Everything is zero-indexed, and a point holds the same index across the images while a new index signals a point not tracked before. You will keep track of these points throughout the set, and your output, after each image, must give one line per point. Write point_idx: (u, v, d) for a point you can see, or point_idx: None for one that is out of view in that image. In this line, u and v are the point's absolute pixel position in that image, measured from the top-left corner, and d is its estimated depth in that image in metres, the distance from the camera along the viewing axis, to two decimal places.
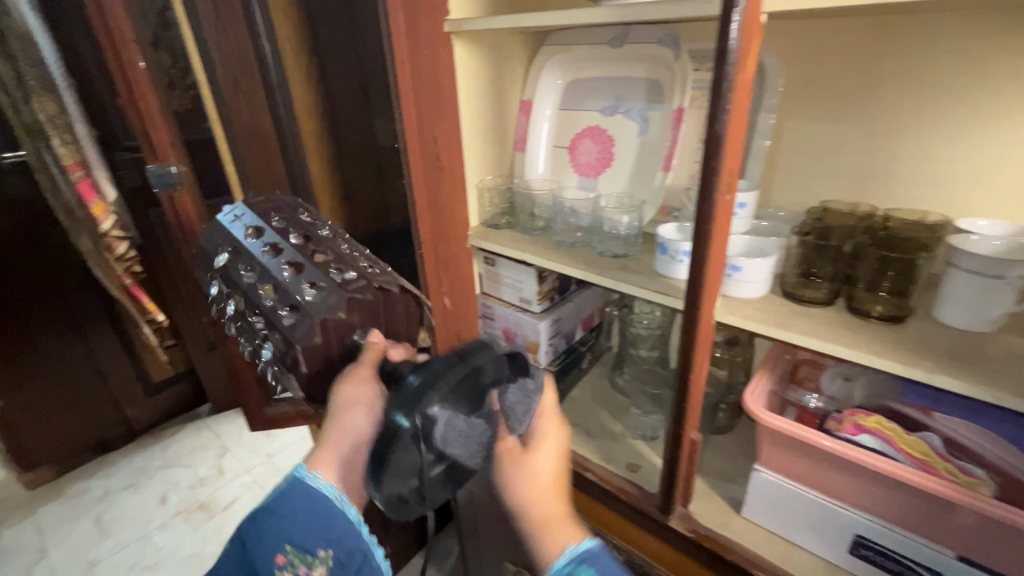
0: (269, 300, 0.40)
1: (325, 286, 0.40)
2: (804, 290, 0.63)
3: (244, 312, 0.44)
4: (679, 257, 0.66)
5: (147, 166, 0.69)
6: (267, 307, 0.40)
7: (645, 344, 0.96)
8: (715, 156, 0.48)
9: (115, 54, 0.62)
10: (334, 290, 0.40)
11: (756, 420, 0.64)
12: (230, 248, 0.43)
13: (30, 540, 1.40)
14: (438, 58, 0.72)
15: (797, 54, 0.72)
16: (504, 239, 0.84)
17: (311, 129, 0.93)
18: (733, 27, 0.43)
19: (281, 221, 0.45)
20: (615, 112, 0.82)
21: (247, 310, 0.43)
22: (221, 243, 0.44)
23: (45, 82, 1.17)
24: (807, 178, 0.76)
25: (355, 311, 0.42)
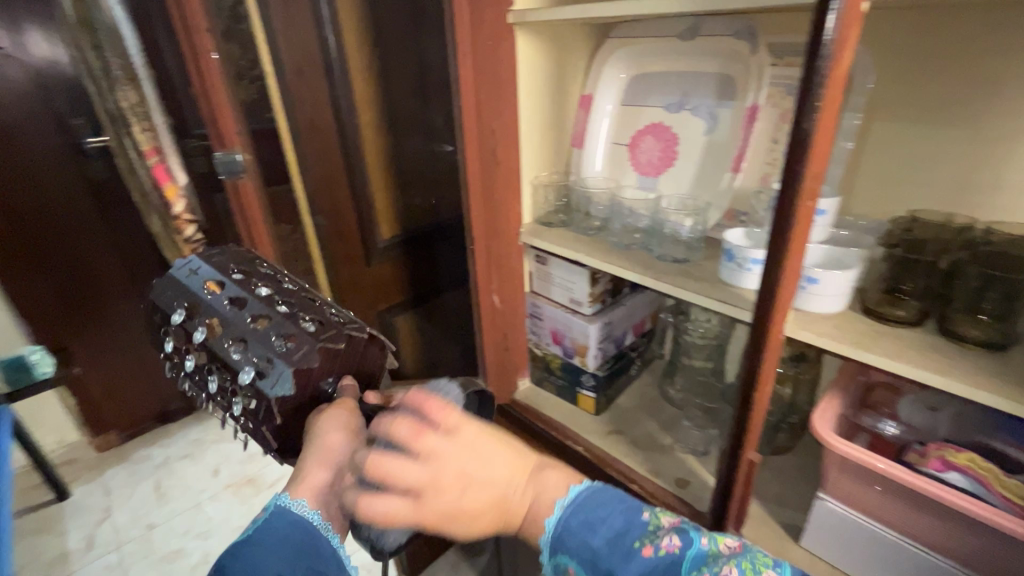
0: (242, 357, 0.41)
1: (300, 336, 0.40)
2: (892, 308, 0.57)
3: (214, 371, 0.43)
4: (747, 266, 0.62)
5: (214, 153, 0.71)
6: (241, 362, 0.40)
7: (700, 354, 0.90)
8: (800, 158, 0.44)
9: (189, 44, 0.64)
10: (307, 339, 0.40)
11: (824, 444, 0.59)
12: (201, 316, 0.44)
13: (96, 500, 1.49)
14: (500, 51, 0.70)
15: (889, 49, 0.66)
16: (557, 237, 0.81)
17: (370, 121, 0.94)
18: (830, 16, 0.39)
19: (244, 280, 0.47)
20: (681, 109, 0.78)
21: (219, 371, 0.43)
22: (183, 309, 0.47)
23: (128, 72, 1.20)
24: (894, 185, 0.69)
25: (331, 358, 0.41)
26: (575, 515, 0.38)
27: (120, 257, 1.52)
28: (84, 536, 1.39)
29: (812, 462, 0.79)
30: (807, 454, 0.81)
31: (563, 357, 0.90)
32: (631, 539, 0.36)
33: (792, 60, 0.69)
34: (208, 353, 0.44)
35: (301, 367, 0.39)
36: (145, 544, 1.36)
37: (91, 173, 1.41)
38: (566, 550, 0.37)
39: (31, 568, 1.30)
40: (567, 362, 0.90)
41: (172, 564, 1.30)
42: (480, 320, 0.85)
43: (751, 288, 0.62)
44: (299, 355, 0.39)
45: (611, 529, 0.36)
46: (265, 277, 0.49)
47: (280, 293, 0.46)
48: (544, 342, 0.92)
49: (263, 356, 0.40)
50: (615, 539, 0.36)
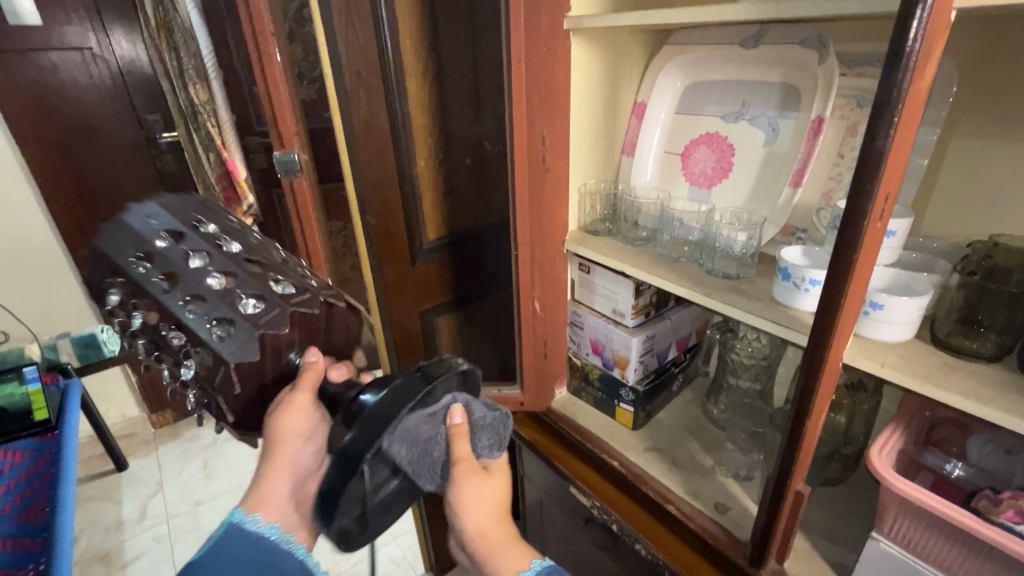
0: (191, 316, 0.34)
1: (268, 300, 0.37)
2: (964, 340, 0.53)
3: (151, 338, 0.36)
4: (805, 286, 0.58)
5: (274, 152, 0.74)
6: (189, 323, 0.34)
7: (747, 374, 0.89)
8: (871, 176, 0.41)
9: (256, 46, 0.67)
10: (278, 305, 0.37)
11: (880, 481, 0.55)
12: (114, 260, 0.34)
13: (150, 474, 1.58)
14: (554, 57, 0.70)
15: (975, 60, 0.61)
16: (603, 247, 0.80)
17: (422, 124, 0.96)
18: (915, 25, 0.37)
19: (192, 220, 0.38)
20: (739, 119, 0.75)
21: (156, 332, 0.36)
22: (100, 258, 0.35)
23: (201, 73, 1.32)
24: (972, 207, 0.64)
25: (299, 327, 0.39)
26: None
27: None
28: (138, 507, 1.47)
29: (866, 497, 0.75)
30: (860, 489, 0.76)
31: (603, 368, 0.89)
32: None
33: (864, 70, 0.65)
34: (147, 328, 0.36)
35: (271, 333, 0.37)
36: (191, 519, 1.42)
37: (162, 165, 1.51)
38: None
39: (90, 533, 1.39)
40: (605, 373, 0.88)
41: None
42: (519, 326, 0.84)
43: (808, 310, 0.59)
44: (250, 339, 0.36)
45: None
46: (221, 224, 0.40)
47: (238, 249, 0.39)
48: (583, 352, 0.91)
49: (224, 326, 0.35)
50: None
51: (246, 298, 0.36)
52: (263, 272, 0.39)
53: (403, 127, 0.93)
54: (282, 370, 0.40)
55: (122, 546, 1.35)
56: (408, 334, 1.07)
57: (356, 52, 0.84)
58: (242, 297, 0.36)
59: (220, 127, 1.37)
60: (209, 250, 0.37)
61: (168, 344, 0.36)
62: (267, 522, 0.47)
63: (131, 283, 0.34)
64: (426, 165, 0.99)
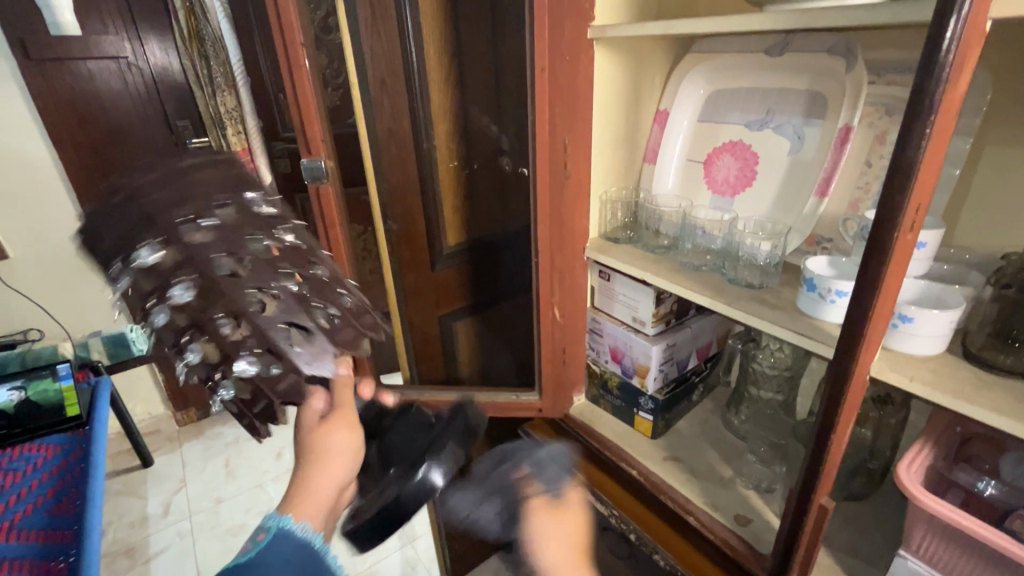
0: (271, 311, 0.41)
1: (337, 313, 0.46)
2: (998, 355, 0.52)
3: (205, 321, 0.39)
4: (831, 297, 0.58)
5: (301, 158, 0.75)
6: (274, 322, 0.41)
7: (769, 385, 0.88)
8: (901, 187, 0.41)
9: (286, 55, 0.69)
10: (345, 320, 0.47)
11: (908, 497, 0.54)
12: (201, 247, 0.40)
13: (174, 471, 1.62)
14: (578, 65, 0.70)
15: (1010, 68, 0.59)
16: (624, 254, 0.80)
17: (444, 131, 0.97)
18: (949, 35, 0.36)
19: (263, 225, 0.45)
20: (763, 127, 0.75)
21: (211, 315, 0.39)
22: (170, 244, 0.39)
23: (229, 81, 1.43)
24: (1006, 218, 0.63)
25: (353, 334, 0.48)
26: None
27: None
28: (162, 502, 1.50)
29: (892, 513, 0.73)
30: (886, 505, 0.74)
31: (621, 376, 0.88)
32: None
33: (893, 78, 0.64)
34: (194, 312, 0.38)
35: (339, 343, 0.46)
36: (212, 516, 1.45)
37: (191, 169, 1.55)
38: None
39: (116, 527, 1.43)
40: (624, 381, 0.88)
41: (234, 538, 1.38)
42: (539, 333, 0.84)
43: (833, 321, 0.58)
44: (324, 349, 0.44)
45: None
46: (282, 232, 0.47)
47: (300, 260, 0.46)
48: (602, 359, 0.91)
49: (305, 332, 0.43)
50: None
51: (319, 309, 0.45)
52: (326, 283, 0.47)
53: (426, 134, 0.94)
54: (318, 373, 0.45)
55: (146, 540, 1.38)
56: (428, 338, 1.08)
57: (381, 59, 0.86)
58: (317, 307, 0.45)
59: (246, 134, 1.49)
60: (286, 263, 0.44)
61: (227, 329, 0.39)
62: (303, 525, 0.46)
63: (222, 279, 0.39)
64: (447, 171, 1.00)
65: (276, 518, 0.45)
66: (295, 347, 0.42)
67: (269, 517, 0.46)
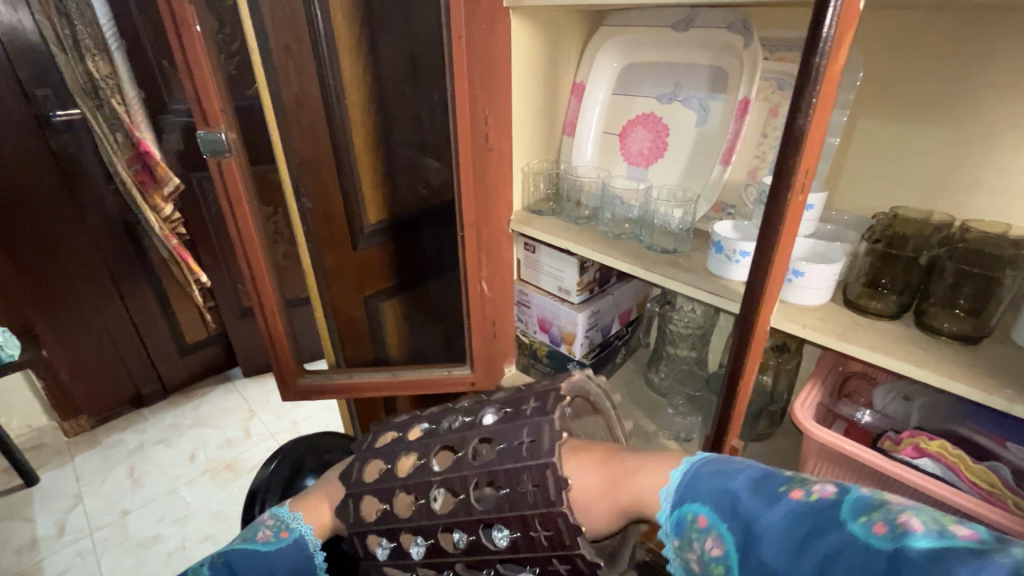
0: (426, 496, 0.51)
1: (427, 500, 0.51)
2: (870, 301, 0.60)
3: (428, 507, 0.50)
4: (736, 258, 0.63)
5: (197, 132, 0.68)
6: (424, 497, 0.51)
7: (685, 343, 0.96)
8: (793, 154, 0.44)
9: (171, 16, 0.62)
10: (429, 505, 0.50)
11: (803, 431, 0.61)
12: (440, 481, 0.50)
13: (67, 486, 1.45)
14: (494, 33, 0.69)
15: (879, 50, 0.67)
16: (547, 226, 0.82)
17: (359, 104, 0.94)
18: (830, 10, 0.39)
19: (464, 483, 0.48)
20: (673, 100, 0.78)
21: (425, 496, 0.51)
22: (458, 475, 0.49)
23: (99, 42, 1.30)
24: (876, 184, 0.72)
25: (423, 494, 0.51)
26: (709, 468, 0.40)
27: (92, 238, 1.48)
28: (55, 523, 1.35)
29: (790, 447, 0.82)
30: (785, 441, 0.84)
31: (550, 344, 0.92)
32: (775, 486, 0.37)
33: (783, 55, 0.70)
34: (424, 505, 0.51)
35: (427, 508, 0.50)
36: (119, 530, 1.33)
37: (58, 148, 1.35)
38: (697, 499, 0.39)
39: None
40: (553, 349, 0.91)
41: (147, 550, 1.27)
42: (468, 310, 0.83)
43: (738, 279, 0.64)
44: (411, 517, 0.51)
45: (748, 480, 0.38)
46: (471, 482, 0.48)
47: (456, 502, 0.49)
48: (531, 330, 0.94)
49: (430, 478, 0.51)
50: (760, 486, 0.37)
51: (431, 495, 0.51)
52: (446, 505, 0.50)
53: (338, 107, 0.91)
54: (419, 497, 0.51)
55: (39, 565, 1.24)
56: (353, 320, 1.05)
57: (284, 25, 0.80)
58: (431, 493, 0.51)
59: (127, 106, 1.37)
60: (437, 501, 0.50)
61: (431, 500, 0.51)
62: (305, 522, 0.58)
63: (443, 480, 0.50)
64: (364, 146, 0.97)
65: (299, 524, 0.58)
66: (419, 499, 0.51)
67: (289, 517, 0.59)
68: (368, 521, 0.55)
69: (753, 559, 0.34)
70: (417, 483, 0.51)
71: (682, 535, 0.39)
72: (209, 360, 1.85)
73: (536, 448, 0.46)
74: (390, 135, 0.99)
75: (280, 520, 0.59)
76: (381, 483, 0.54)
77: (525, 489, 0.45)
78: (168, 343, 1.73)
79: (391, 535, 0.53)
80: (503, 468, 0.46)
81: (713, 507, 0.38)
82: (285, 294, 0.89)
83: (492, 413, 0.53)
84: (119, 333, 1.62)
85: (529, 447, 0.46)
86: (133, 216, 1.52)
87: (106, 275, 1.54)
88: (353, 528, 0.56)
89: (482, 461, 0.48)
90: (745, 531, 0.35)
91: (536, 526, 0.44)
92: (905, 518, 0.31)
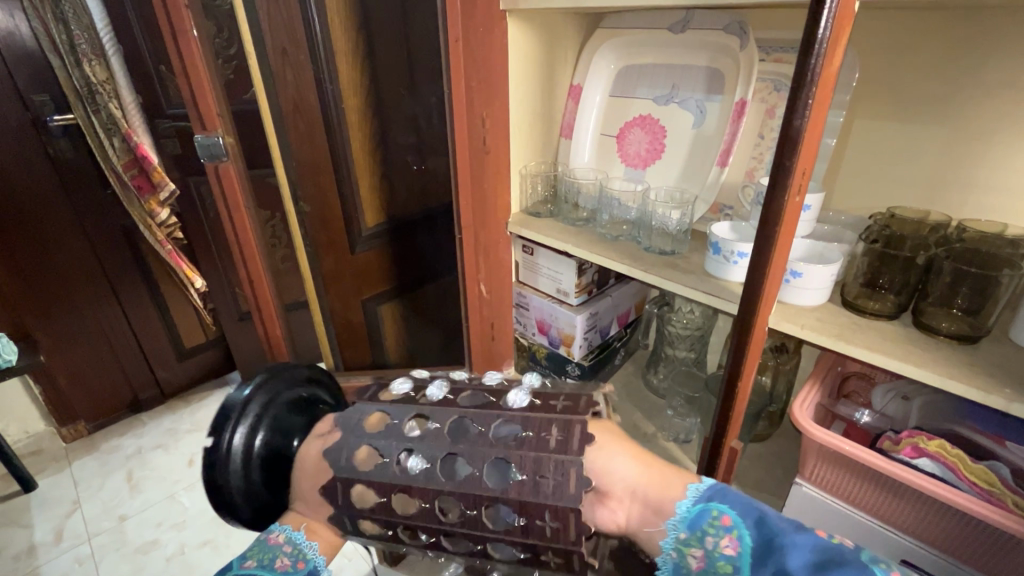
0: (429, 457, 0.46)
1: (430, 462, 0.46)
2: (868, 301, 0.60)
3: (429, 475, 0.45)
4: (733, 258, 0.63)
5: (194, 135, 0.68)
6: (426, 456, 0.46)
7: (683, 344, 0.96)
8: (790, 155, 0.44)
9: (168, 20, 0.62)
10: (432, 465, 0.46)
11: (802, 431, 0.61)
12: (452, 453, 0.46)
13: (65, 492, 1.45)
14: (491, 36, 0.69)
15: (875, 50, 0.67)
16: (546, 228, 0.82)
17: (356, 108, 0.94)
18: (826, 12, 0.39)
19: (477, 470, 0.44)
20: (670, 102, 0.79)
21: (426, 463, 0.46)
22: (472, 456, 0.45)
23: (95, 47, 1.30)
24: (873, 184, 0.72)
25: (426, 458, 0.46)
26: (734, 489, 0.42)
27: (89, 243, 1.47)
28: (52, 529, 1.34)
29: (789, 448, 0.82)
30: (784, 442, 0.84)
31: (549, 346, 0.92)
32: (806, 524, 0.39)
33: (780, 56, 0.70)
34: (423, 464, 0.46)
35: (427, 474, 0.45)
36: (117, 535, 1.32)
37: (55, 153, 1.35)
38: (727, 502, 0.41)
39: None
40: (552, 351, 0.91)
41: (145, 555, 1.27)
42: (466, 312, 0.83)
43: (736, 280, 0.64)
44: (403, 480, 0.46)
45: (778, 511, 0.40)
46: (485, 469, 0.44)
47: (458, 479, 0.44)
48: (530, 332, 0.94)
49: (438, 450, 0.46)
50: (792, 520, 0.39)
51: (433, 457, 0.46)
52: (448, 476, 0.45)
53: (336, 111, 0.91)
54: (415, 456, 0.46)
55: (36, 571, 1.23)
56: (352, 324, 1.05)
57: (281, 29, 0.80)
58: (434, 457, 0.46)
59: (123, 110, 1.38)
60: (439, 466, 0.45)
61: (432, 466, 0.45)
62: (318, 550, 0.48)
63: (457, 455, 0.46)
64: (361, 149, 0.97)
65: (315, 554, 0.47)
66: (413, 461, 0.46)
67: (305, 543, 0.48)
68: (362, 505, 0.47)
69: (770, 564, 0.36)
70: (426, 448, 0.46)
71: (697, 530, 0.40)
72: (207, 364, 1.84)
73: (565, 442, 0.43)
74: (388, 139, 0.99)
75: (296, 546, 0.48)
76: (379, 435, 0.48)
77: (547, 480, 0.42)
78: (166, 348, 1.72)
79: (387, 526, 0.47)
80: (531, 454, 0.43)
81: (741, 512, 0.40)
82: (282, 298, 0.89)
83: (513, 396, 0.49)
84: (116, 338, 1.62)
85: (559, 444, 0.43)
86: (130, 221, 1.52)
87: (104, 280, 1.54)
88: (336, 495, 0.48)
89: (503, 442, 0.45)
90: (765, 540, 0.37)
91: (549, 551, 0.43)
92: None
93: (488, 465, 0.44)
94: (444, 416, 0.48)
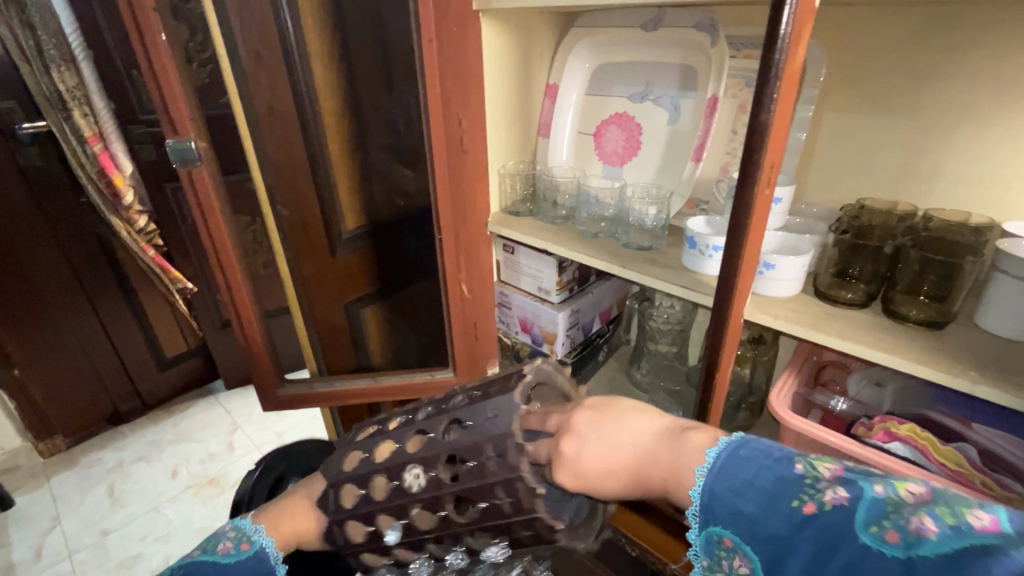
0: (396, 477, 0.46)
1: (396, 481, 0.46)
2: (840, 291, 0.61)
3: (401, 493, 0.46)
4: (709, 252, 0.64)
5: (166, 141, 0.67)
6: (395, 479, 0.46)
7: (665, 339, 0.97)
8: (758, 148, 0.45)
9: (135, 24, 0.61)
10: (400, 485, 0.46)
11: (780, 421, 0.62)
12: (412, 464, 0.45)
13: (44, 509, 1.41)
14: (465, 37, 0.69)
15: (842, 45, 0.69)
16: (526, 227, 0.82)
17: (332, 110, 0.93)
18: (786, 9, 0.40)
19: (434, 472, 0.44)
20: (644, 99, 0.79)
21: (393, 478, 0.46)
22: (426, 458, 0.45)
23: (64, 53, 1.27)
24: (842, 176, 0.73)
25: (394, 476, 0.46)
26: (720, 477, 0.32)
27: (63, 253, 1.44)
28: (31, 547, 1.31)
29: (770, 437, 0.84)
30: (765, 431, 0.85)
31: (532, 344, 0.92)
32: (786, 496, 0.29)
33: (750, 52, 0.71)
34: (392, 486, 0.46)
35: (399, 488, 0.46)
36: (100, 551, 1.29)
37: (25, 162, 1.32)
38: (720, 518, 0.31)
39: None
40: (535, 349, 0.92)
41: (129, 570, 1.25)
42: (449, 314, 0.83)
43: (711, 273, 0.65)
44: (383, 504, 0.47)
45: (764, 485, 0.31)
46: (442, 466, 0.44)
47: (426, 483, 0.44)
48: (513, 331, 0.94)
49: (400, 463, 0.46)
50: (770, 500, 0.30)
51: (402, 474, 0.46)
52: (416, 488, 0.45)
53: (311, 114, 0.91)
54: (387, 474, 0.47)
55: None
56: (334, 327, 1.04)
57: (254, 33, 0.80)
58: (403, 474, 0.46)
59: (94, 116, 1.35)
60: (406, 479, 0.45)
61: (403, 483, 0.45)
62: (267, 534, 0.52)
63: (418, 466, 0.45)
64: (339, 152, 0.97)
65: (260, 536, 0.51)
66: (390, 481, 0.47)
67: (250, 527, 0.52)
68: (346, 510, 0.49)
69: None
70: (388, 466, 0.47)
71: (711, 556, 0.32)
72: (188, 374, 1.81)
73: (498, 418, 0.42)
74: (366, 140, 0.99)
75: (240, 530, 0.52)
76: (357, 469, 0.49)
77: (489, 460, 0.42)
78: (146, 358, 1.69)
79: (386, 552, 0.49)
80: (469, 444, 0.43)
81: (734, 526, 0.31)
82: (262, 303, 0.88)
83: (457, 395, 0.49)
84: (94, 350, 1.58)
85: (492, 419, 0.43)
86: (105, 229, 1.49)
87: (79, 290, 1.50)
88: (331, 517, 0.50)
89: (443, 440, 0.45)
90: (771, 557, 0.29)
91: (518, 528, 0.42)
92: (920, 523, 0.26)
93: (445, 457, 0.44)
94: (401, 432, 0.48)
